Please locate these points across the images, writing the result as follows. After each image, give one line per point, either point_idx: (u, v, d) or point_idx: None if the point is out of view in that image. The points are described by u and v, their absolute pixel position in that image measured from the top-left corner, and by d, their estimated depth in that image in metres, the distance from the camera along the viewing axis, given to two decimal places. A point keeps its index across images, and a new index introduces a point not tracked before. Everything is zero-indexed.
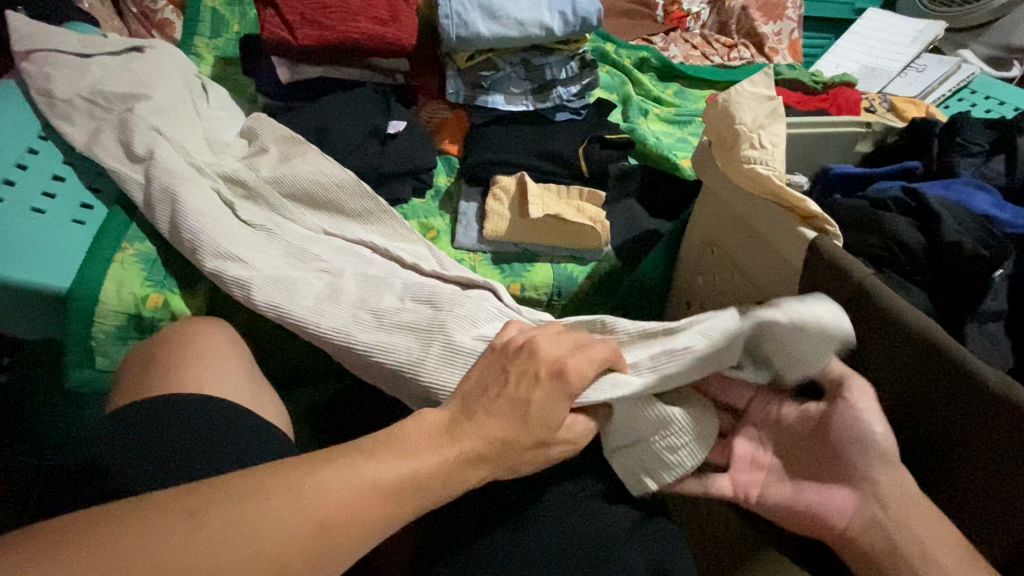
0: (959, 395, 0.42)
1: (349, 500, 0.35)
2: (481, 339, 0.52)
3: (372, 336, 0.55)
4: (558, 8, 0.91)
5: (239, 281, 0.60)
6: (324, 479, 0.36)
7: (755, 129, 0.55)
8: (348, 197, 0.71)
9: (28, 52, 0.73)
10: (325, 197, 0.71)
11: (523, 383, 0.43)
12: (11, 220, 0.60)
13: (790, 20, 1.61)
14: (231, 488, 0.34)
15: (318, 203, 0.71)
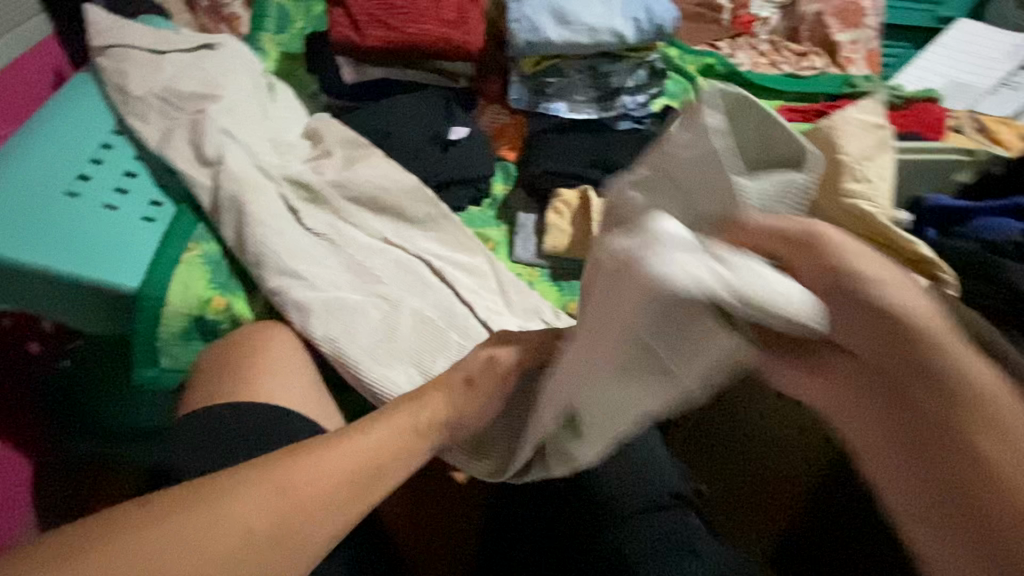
0: None
1: (321, 494, 0.34)
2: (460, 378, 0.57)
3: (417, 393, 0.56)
4: (632, 15, 0.87)
5: (300, 305, 0.59)
6: (296, 474, 0.34)
7: (860, 160, 0.50)
8: (410, 204, 0.70)
9: (106, 48, 0.74)
10: (388, 204, 0.70)
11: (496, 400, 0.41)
12: (86, 217, 0.61)
13: (869, 29, 1.51)
14: (205, 489, 0.32)
15: (381, 209, 0.70)
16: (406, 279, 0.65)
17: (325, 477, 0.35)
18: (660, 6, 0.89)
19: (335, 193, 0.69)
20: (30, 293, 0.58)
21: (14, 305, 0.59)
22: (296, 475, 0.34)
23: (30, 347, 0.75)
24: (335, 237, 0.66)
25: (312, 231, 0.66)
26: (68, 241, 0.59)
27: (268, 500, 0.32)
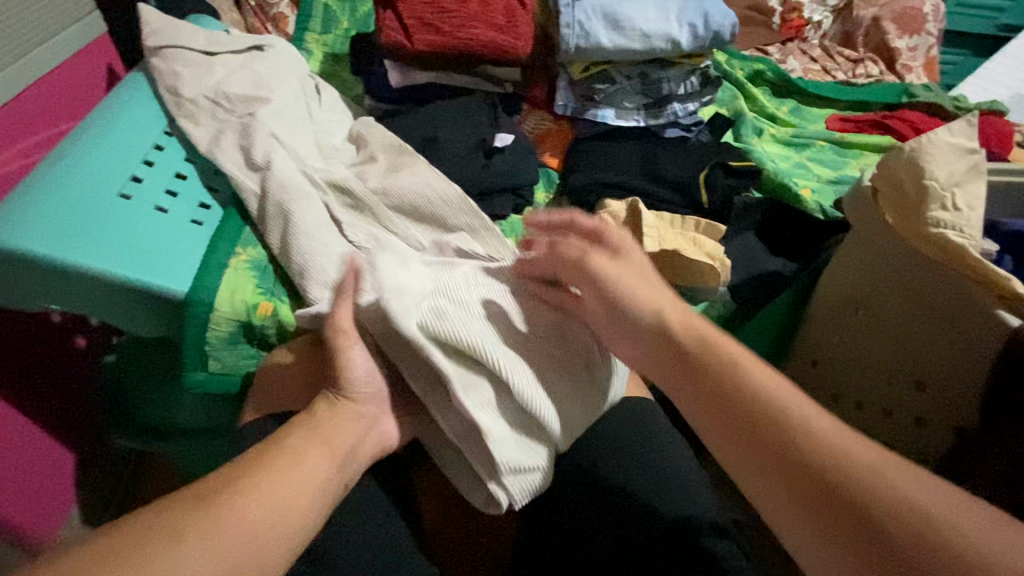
0: None
1: (293, 501, 0.40)
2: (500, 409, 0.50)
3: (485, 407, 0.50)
4: (688, 20, 0.84)
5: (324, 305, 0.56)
6: (258, 489, 0.40)
7: (948, 187, 0.47)
8: (451, 212, 0.68)
9: (159, 48, 0.74)
10: (430, 212, 0.68)
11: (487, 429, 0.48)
12: (139, 219, 0.61)
13: (928, 36, 1.44)
14: (183, 505, 0.37)
15: (421, 217, 0.68)
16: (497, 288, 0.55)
17: (277, 505, 0.39)
18: (717, 11, 0.86)
19: (379, 201, 0.68)
20: (79, 297, 0.57)
21: (62, 307, 0.59)
22: (250, 503, 0.38)
23: (80, 341, 0.79)
24: (375, 250, 0.64)
25: (352, 243, 0.65)
26: (120, 242, 0.58)
27: (240, 519, 0.37)
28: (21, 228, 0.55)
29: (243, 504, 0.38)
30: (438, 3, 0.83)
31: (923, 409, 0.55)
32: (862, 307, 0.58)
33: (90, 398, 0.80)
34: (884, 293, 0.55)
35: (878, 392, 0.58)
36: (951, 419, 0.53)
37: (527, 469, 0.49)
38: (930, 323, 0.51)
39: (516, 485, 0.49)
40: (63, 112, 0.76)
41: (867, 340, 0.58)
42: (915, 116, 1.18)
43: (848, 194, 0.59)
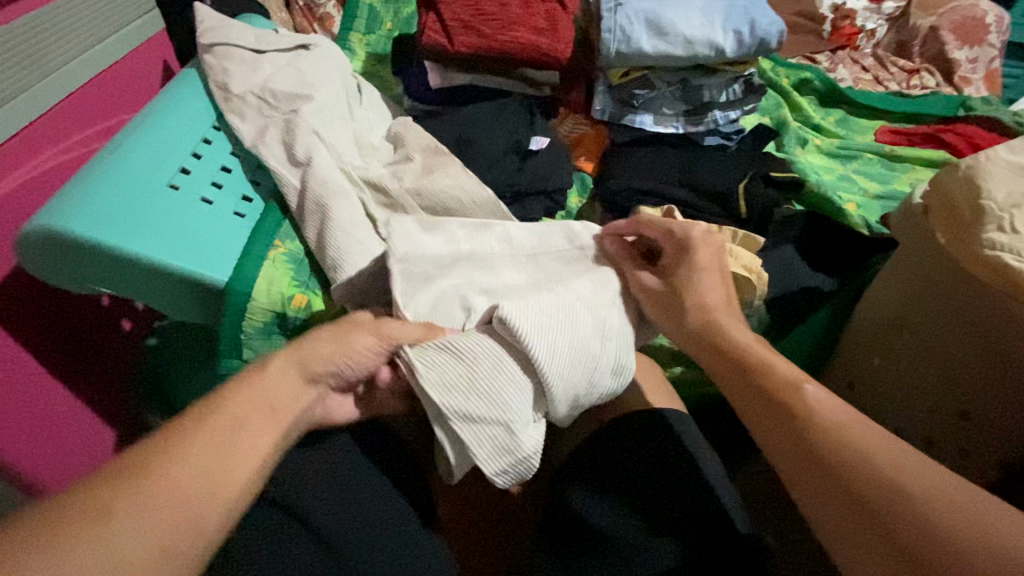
0: None
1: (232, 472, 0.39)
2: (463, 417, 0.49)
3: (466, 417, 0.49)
4: (733, 26, 0.82)
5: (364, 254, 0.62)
6: (189, 456, 0.38)
7: (1008, 208, 0.44)
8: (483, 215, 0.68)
9: (211, 46, 0.77)
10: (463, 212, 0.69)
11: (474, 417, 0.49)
12: (186, 208, 0.63)
13: (991, 47, 1.37)
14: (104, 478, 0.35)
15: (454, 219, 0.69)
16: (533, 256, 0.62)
17: (212, 472, 0.38)
18: (765, 18, 0.84)
19: (413, 201, 0.69)
20: (125, 282, 0.60)
21: (110, 291, 0.61)
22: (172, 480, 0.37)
23: (125, 324, 0.82)
24: None
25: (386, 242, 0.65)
26: (165, 230, 0.60)
27: (170, 487, 0.36)
28: (74, 213, 0.57)
29: (173, 482, 0.36)
30: (479, 6, 0.84)
31: (967, 441, 0.52)
32: (908, 331, 0.55)
33: (132, 381, 0.83)
34: (931, 316, 0.52)
35: (914, 419, 0.56)
36: (994, 455, 0.50)
37: (483, 419, 0.49)
38: (979, 351, 0.49)
39: (471, 437, 0.49)
40: (121, 104, 0.80)
41: (912, 364, 0.55)
42: (972, 130, 1.13)
43: (899, 211, 0.57)
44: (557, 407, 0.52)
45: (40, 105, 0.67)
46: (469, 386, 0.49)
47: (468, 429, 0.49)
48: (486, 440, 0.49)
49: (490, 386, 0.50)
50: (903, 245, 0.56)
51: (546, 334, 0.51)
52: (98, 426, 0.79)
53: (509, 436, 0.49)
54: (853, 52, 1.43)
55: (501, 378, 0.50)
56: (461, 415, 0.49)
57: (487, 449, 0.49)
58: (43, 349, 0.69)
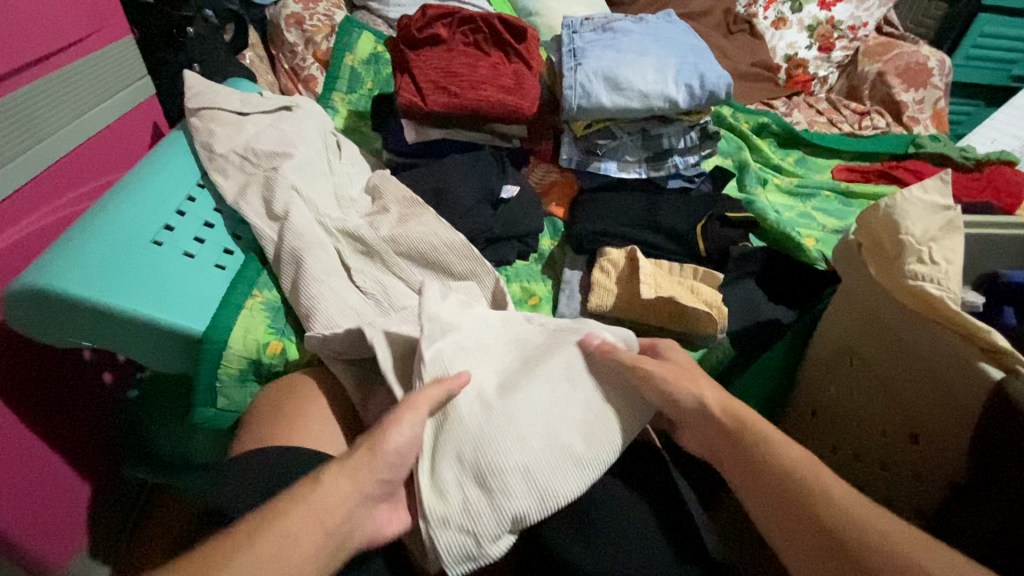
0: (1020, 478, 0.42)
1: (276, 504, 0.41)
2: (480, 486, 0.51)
3: (482, 495, 0.50)
4: (685, 80, 0.89)
5: (330, 311, 0.64)
6: None
7: (924, 242, 0.48)
8: (456, 259, 0.73)
9: (197, 109, 0.81)
10: (435, 257, 0.73)
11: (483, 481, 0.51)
12: (168, 262, 0.66)
13: (937, 88, 1.45)
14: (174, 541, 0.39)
15: (428, 264, 0.73)
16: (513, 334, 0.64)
17: None
18: (714, 73, 0.91)
19: (388, 249, 0.73)
20: (104, 335, 0.61)
21: (89, 344, 0.62)
22: None
23: (106, 377, 0.83)
24: (379, 297, 0.69)
25: (359, 289, 0.69)
26: (146, 284, 0.62)
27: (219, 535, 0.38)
28: (56, 270, 0.59)
29: None
30: (450, 68, 0.90)
31: (919, 463, 0.53)
32: (858, 357, 0.58)
33: (111, 435, 0.83)
34: (876, 342, 0.55)
35: (874, 444, 0.57)
36: (944, 474, 0.50)
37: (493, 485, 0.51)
38: (920, 375, 0.51)
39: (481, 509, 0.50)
40: (110, 164, 0.84)
41: (864, 391, 0.58)
42: (922, 166, 1.20)
43: (836, 248, 0.61)
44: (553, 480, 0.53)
45: (35, 167, 0.71)
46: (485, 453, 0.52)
47: (501, 550, 0.50)
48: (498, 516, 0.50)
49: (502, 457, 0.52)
50: (845, 278, 0.59)
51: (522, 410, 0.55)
52: (77, 482, 0.79)
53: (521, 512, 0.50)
54: (808, 97, 1.52)
55: (522, 494, 0.50)
56: (482, 523, 0.49)
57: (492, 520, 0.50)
58: (28, 402, 0.70)
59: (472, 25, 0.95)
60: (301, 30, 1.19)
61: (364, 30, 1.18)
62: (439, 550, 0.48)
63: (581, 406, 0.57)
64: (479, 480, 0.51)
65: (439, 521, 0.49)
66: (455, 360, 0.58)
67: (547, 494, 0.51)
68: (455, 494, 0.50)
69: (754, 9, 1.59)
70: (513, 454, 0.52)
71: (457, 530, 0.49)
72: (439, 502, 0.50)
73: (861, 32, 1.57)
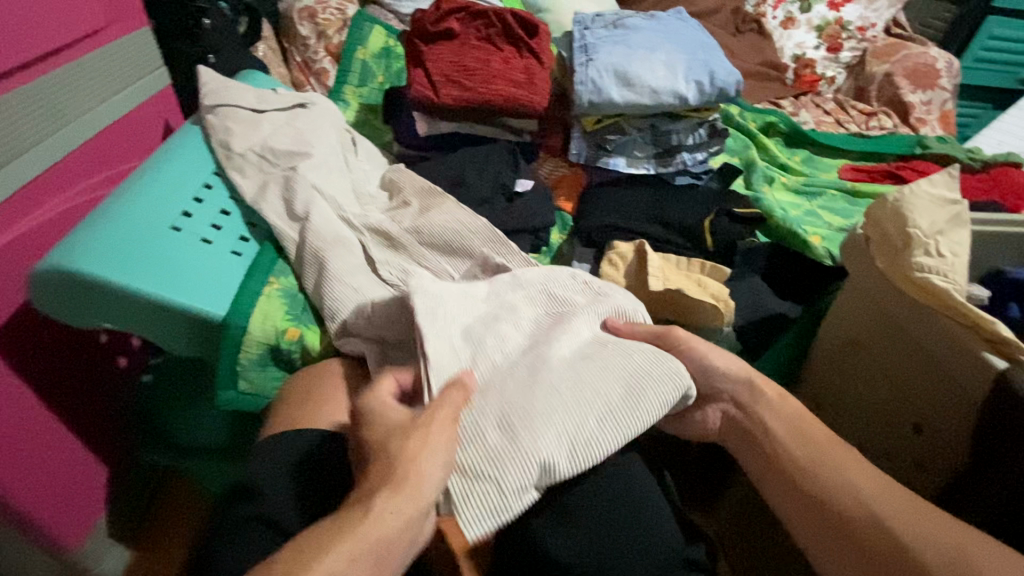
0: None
1: None
2: (503, 433, 0.50)
3: (506, 444, 0.49)
4: (695, 77, 0.90)
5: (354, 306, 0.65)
6: None
7: (932, 235, 0.49)
8: (480, 241, 0.73)
9: (213, 105, 0.81)
10: (458, 244, 0.73)
11: (509, 434, 0.49)
12: (187, 249, 0.67)
13: (944, 90, 1.46)
14: None
15: (452, 252, 0.74)
16: (546, 294, 0.62)
17: None
18: (723, 69, 0.92)
19: (411, 239, 0.74)
20: (127, 317, 0.62)
21: (111, 326, 0.63)
22: None
23: (121, 361, 0.84)
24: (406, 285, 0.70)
25: (386, 280, 0.70)
26: (166, 270, 0.63)
27: None
28: (80, 252, 0.60)
29: None
30: (463, 63, 0.91)
31: (922, 453, 0.54)
32: (864, 350, 0.59)
33: (127, 417, 0.85)
34: (884, 336, 0.56)
35: (877, 434, 0.59)
36: (945, 463, 0.52)
37: (515, 439, 0.49)
38: (925, 365, 0.52)
39: (501, 459, 0.48)
40: (128, 152, 0.85)
41: (869, 382, 0.59)
42: (927, 167, 1.20)
43: (844, 243, 0.61)
44: (584, 432, 0.50)
45: (56, 154, 0.72)
46: (508, 408, 0.51)
47: (526, 504, 0.48)
48: (524, 466, 0.48)
49: (527, 410, 0.50)
50: (852, 273, 0.60)
51: (550, 366, 0.54)
52: (92, 463, 0.80)
53: (548, 463, 0.48)
54: (815, 97, 1.53)
55: (551, 444, 0.49)
56: (503, 470, 0.48)
57: (514, 470, 0.48)
58: (46, 384, 0.71)
59: (485, 20, 0.96)
60: (314, 24, 1.21)
61: (375, 24, 1.19)
62: (459, 503, 0.48)
63: (612, 360, 0.54)
64: (501, 427, 0.50)
65: (461, 474, 0.49)
66: (477, 328, 0.57)
67: (579, 448, 0.49)
68: (475, 442, 0.50)
69: (763, 8, 1.60)
70: (540, 402, 0.51)
71: (477, 482, 0.48)
72: (462, 455, 0.50)
73: (869, 32, 1.58)
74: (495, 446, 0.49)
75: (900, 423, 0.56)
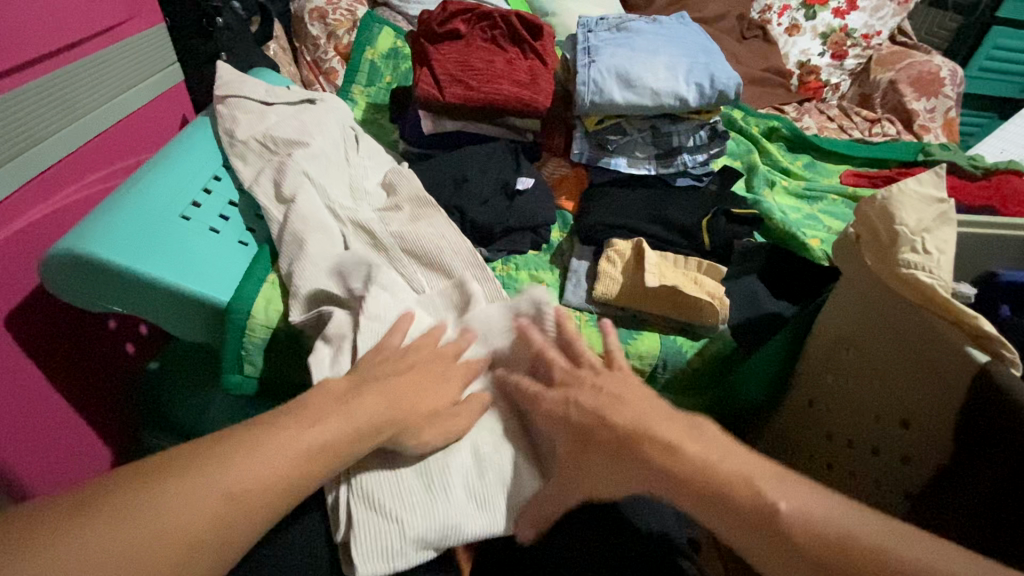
0: (1009, 456, 0.43)
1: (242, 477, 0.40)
2: (424, 480, 0.53)
3: (422, 496, 0.52)
4: (695, 80, 0.92)
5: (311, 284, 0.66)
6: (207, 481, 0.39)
7: (918, 232, 0.50)
8: (459, 262, 0.74)
9: (224, 96, 0.84)
10: (437, 258, 0.74)
11: (428, 481, 0.53)
12: (196, 237, 0.69)
13: (948, 98, 1.46)
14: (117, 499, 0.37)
15: (429, 265, 0.74)
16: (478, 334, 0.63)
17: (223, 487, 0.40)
18: (724, 73, 0.93)
19: (394, 243, 0.75)
20: (136, 302, 0.64)
21: (121, 310, 0.65)
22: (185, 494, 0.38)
23: (128, 348, 0.86)
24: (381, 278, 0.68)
25: None
26: (174, 255, 0.65)
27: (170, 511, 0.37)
28: (93, 236, 0.62)
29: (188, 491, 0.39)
30: (467, 62, 0.93)
31: (909, 447, 0.55)
32: (855, 348, 0.60)
33: (134, 404, 0.87)
34: (874, 332, 0.57)
35: (864, 430, 0.60)
36: (932, 458, 0.52)
37: (433, 495, 0.52)
38: (911, 361, 0.53)
39: (414, 509, 0.51)
40: (141, 144, 0.88)
41: (859, 379, 0.60)
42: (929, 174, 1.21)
43: (836, 243, 0.62)
44: (497, 508, 0.54)
45: (72, 144, 0.74)
46: (434, 461, 0.54)
47: (422, 559, 0.51)
48: (432, 524, 0.51)
49: (452, 471, 0.54)
50: (844, 272, 0.61)
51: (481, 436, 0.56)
52: (98, 446, 0.82)
53: (453, 528, 0.52)
54: (819, 103, 1.54)
55: (462, 508, 0.53)
56: (413, 519, 0.51)
57: (424, 523, 0.51)
58: (55, 364, 0.73)
59: (490, 22, 0.98)
60: (324, 24, 1.23)
61: (384, 26, 1.22)
62: (357, 538, 0.49)
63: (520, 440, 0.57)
64: (424, 474, 0.53)
65: (367, 506, 0.50)
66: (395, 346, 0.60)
67: (489, 518, 0.53)
68: (390, 479, 0.52)
69: (767, 15, 1.61)
70: (457, 464, 0.54)
71: (381, 522, 0.50)
72: (373, 489, 0.51)
73: (874, 40, 1.59)
74: (411, 491, 0.52)
75: (888, 420, 0.57)
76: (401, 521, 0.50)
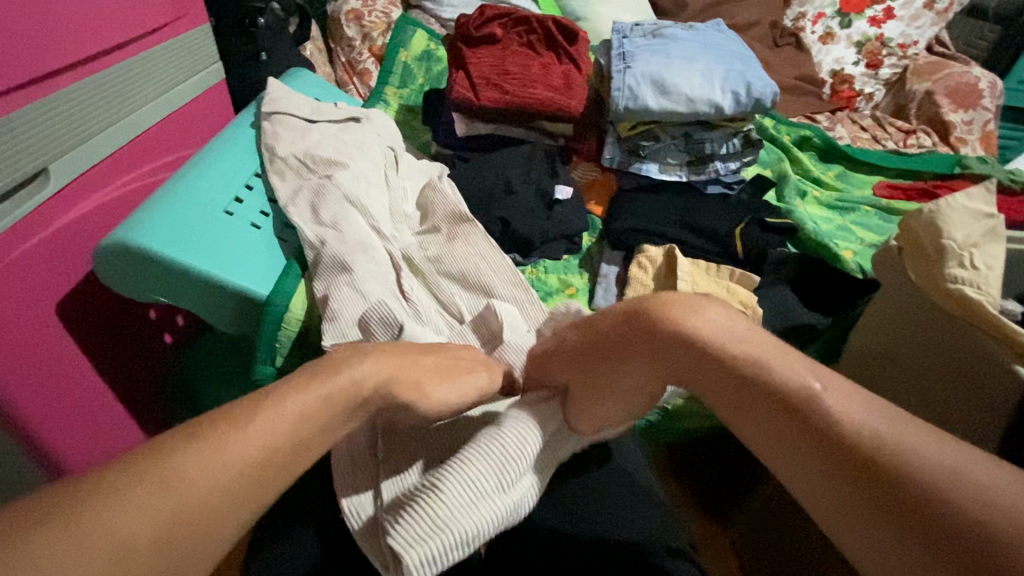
0: None
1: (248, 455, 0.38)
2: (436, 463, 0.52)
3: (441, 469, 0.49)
4: (731, 87, 0.91)
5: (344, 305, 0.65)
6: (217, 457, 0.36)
7: (966, 247, 0.50)
8: (500, 282, 0.74)
9: (270, 114, 0.86)
10: (475, 278, 0.75)
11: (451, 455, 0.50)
12: (238, 231, 0.72)
13: (986, 110, 1.43)
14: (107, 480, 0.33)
15: (468, 284, 0.75)
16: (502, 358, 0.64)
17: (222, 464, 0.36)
18: (760, 81, 0.93)
19: (431, 265, 0.76)
20: (180, 291, 0.66)
21: (165, 300, 0.67)
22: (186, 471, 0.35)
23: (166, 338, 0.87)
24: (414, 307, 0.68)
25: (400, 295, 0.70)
26: (217, 248, 0.68)
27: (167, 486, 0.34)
28: (142, 227, 0.64)
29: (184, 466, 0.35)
30: (502, 66, 0.94)
31: None
32: (894, 362, 0.59)
33: (167, 394, 0.88)
34: (916, 349, 0.56)
35: None
36: None
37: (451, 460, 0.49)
38: (954, 378, 0.52)
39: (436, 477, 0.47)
40: (185, 140, 0.90)
41: (898, 396, 0.59)
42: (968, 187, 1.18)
43: (878, 255, 0.62)
44: (515, 433, 0.50)
45: (121, 138, 0.76)
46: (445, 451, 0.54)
47: (467, 518, 0.45)
48: (461, 475, 0.47)
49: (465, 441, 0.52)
50: (884, 283, 0.60)
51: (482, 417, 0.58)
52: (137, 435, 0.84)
53: (488, 469, 0.47)
54: (852, 113, 1.52)
55: (481, 454, 0.49)
56: (436, 485, 0.47)
57: (451, 478, 0.47)
58: (97, 350, 0.75)
59: (526, 27, 0.99)
60: (360, 25, 1.26)
61: (419, 28, 1.23)
62: (401, 521, 0.45)
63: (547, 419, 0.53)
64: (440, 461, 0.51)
65: (395, 508, 0.47)
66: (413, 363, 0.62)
67: (512, 447, 0.49)
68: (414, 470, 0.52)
69: (801, 23, 1.60)
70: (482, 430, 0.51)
71: (410, 507, 0.46)
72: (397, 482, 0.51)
73: (911, 50, 1.56)
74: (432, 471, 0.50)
75: None
76: (436, 490, 0.46)
